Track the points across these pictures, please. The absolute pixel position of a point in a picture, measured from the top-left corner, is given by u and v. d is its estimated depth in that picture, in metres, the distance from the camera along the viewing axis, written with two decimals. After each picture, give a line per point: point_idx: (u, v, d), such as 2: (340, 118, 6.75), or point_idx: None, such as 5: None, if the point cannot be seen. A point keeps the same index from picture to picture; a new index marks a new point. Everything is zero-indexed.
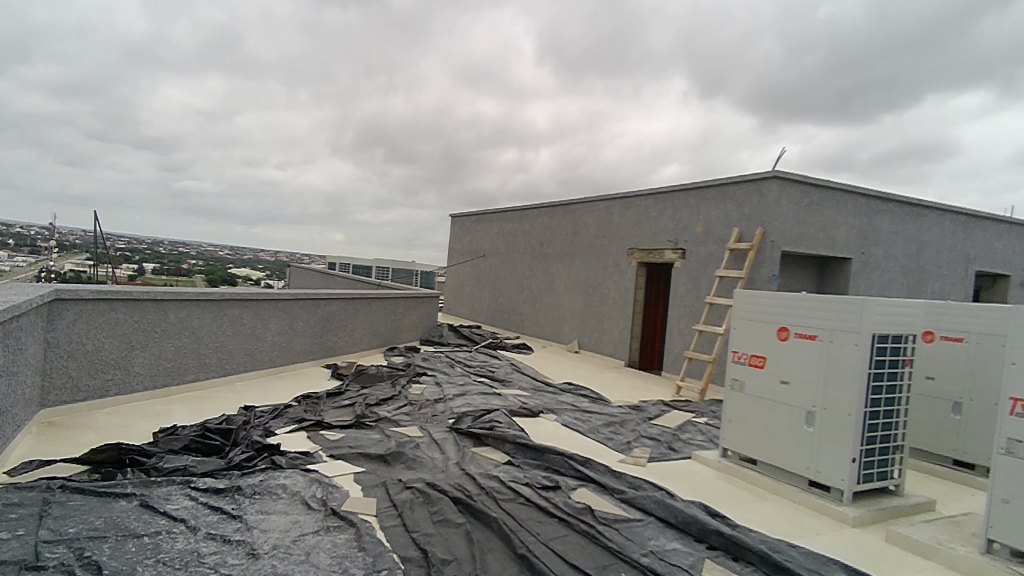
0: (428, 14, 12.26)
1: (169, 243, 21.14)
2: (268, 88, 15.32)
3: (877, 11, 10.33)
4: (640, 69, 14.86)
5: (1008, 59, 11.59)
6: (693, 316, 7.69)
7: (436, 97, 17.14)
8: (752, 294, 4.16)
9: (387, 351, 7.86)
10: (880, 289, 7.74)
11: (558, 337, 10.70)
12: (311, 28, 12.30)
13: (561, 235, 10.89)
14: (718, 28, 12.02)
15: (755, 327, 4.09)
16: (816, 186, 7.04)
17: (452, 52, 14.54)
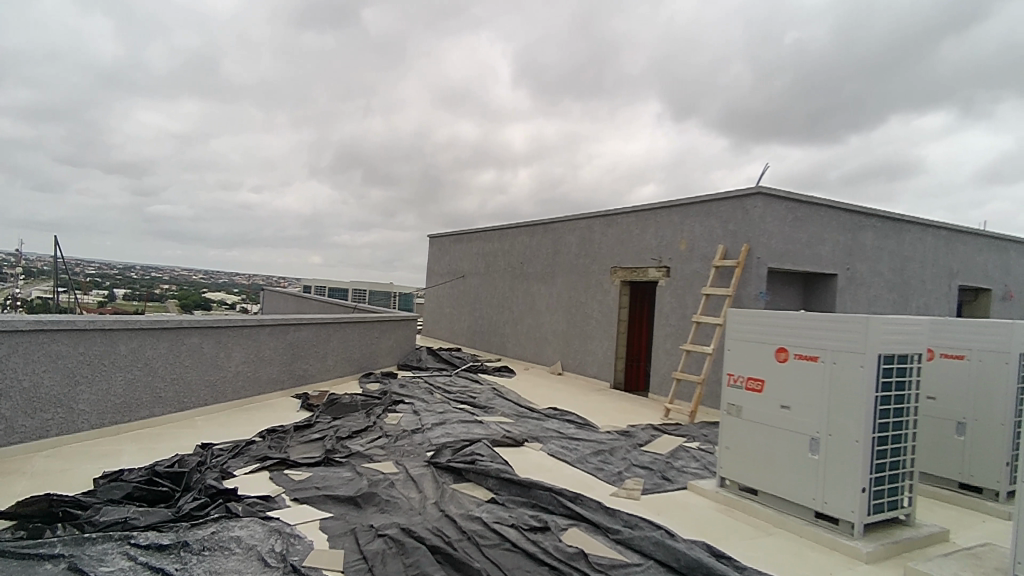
0: (405, 39, 12.29)
1: (140, 268, 20.57)
2: (243, 113, 15.13)
3: (842, 37, 10.67)
4: (616, 95, 15.03)
5: (969, 80, 12.00)
6: (680, 335, 7.47)
7: (414, 119, 17.07)
8: (746, 312, 3.95)
9: (362, 378, 7.49)
10: (866, 305, 7.63)
11: (540, 358, 10.42)
12: (289, 54, 12.22)
13: (541, 254, 10.67)
14: (695, 52, 12.21)
15: (751, 348, 3.87)
16: (800, 201, 6.92)
17: (429, 78, 14.52)
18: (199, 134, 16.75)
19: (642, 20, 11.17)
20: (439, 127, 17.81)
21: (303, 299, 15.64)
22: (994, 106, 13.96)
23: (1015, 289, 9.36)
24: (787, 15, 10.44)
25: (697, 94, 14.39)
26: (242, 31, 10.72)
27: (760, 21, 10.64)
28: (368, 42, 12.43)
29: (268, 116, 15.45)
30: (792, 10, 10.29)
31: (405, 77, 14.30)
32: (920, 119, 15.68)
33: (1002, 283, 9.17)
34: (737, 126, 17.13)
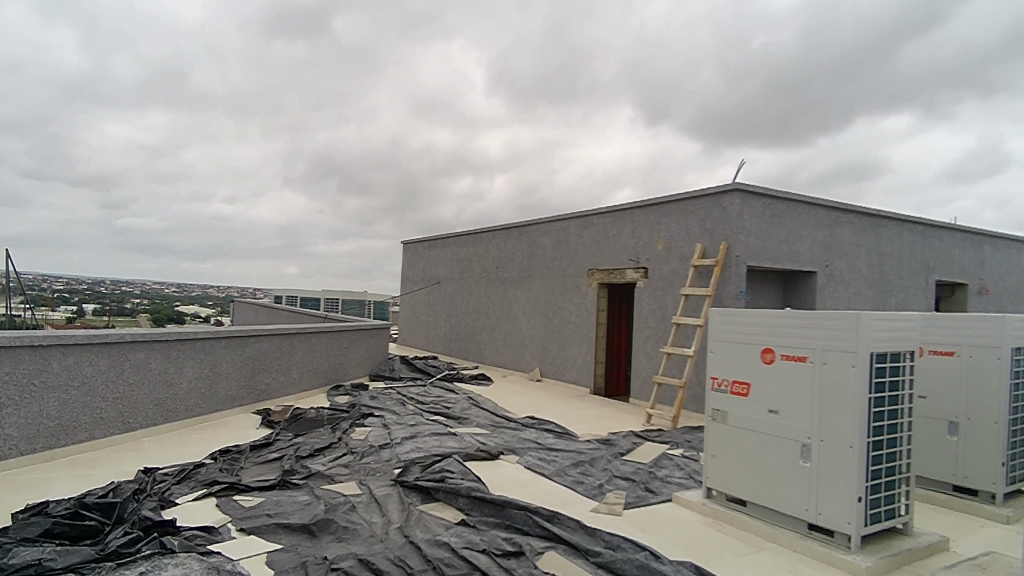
0: (376, 48, 12.14)
1: (110, 281, 20.02)
2: (213, 123, 14.76)
3: (808, 42, 10.84)
4: (591, 101, 14.94)
5: (930, 80, 12.37)
6: (659, 338, 7.26)
7: (389, 127, 16.82)
8: (728, 311, 3.72)
9: (331, 390, 7.14)
10: (846, 302, 7.51)
11: (518, 365, 10.15)
12: (260, 65, 11.98)
13: (517, 258, 10.42)
14: (668, 60, 12.27)
15: (734, 349, 3.65)
16: (777, 198, 6.77)
17: (404, 86, 14.34)
18: (168, 145, 16.36)
19: (614, 28, 11.17)
20: (413, 135, 17.61)
21: (274, 309, 15.18)
22: (957, 107, 14.25)
23: (990, 284, 9.36)
24: (756, 21, 10.52)
25: (671, 99, 14.45)
26: (211, 39, 10.47)
27: (730, 28, 10.72)
28: (339, 50, 12.17)
29: (238, 125, 15.11)
30: (761, 15, 10.35)
31: (378, 86, 14.12)
32: (887, 120, 15.92)
33: (978, 278, 9.16)
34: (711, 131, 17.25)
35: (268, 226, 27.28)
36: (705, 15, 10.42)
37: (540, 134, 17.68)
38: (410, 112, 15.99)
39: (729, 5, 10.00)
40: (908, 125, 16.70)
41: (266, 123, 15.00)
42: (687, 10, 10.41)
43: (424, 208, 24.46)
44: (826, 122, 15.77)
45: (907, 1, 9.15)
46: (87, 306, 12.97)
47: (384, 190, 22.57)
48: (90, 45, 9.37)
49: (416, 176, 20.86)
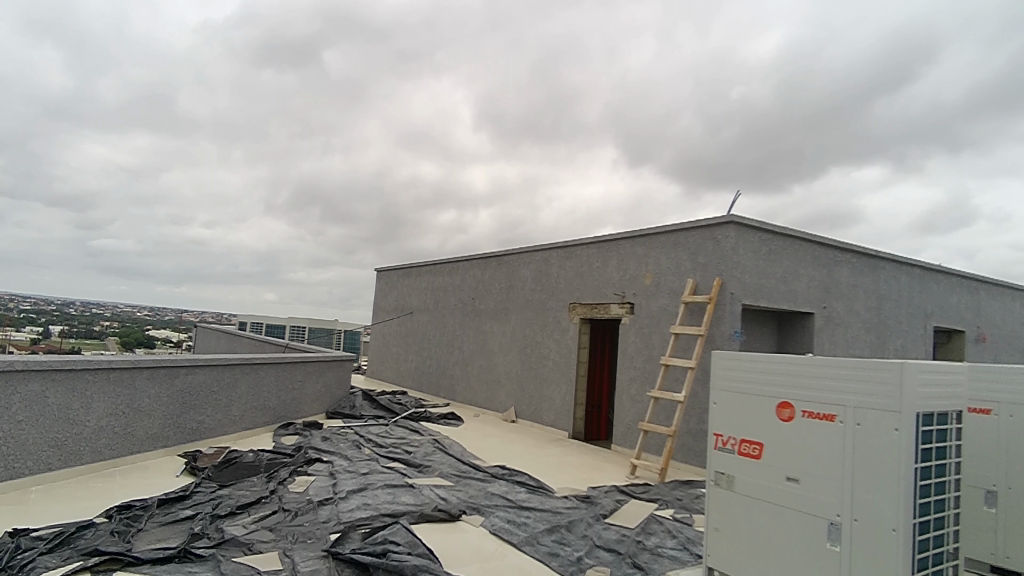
0: (365, 76, 12.31)
1: (80, 303, 19.41)
2: (197, 149, 14.41)
3: (783, 92, 11.26)
4: (575, 141, 14.55)
5: (899, 134, 12.99)
6: (646, 380, 6.66)
7: (375, 159, 16.45)
8: (734, 356, 3.15)
9: (276, 431, 6.37)
10: (845, 347, 7.01)
11: (491, 404, 9.43)
12: (248, 92, 11.82)
13: (494, 290, 9.82)
14: (652, 108, 12.51)
15: (743, 402, 3.06)
16: (774, 232, 6.31)
17: (390, 117, 14.14)
18: (147, 169, 16.01)
19: (600, 71, 11.37)
20: (398, 169, 17.28)
21: (235, 336, 14.35)
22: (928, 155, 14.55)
23: (987, 332, 8.99)
24: (735, 72, 10.85)
25: (654, 143, 14.54)
26: (198, 64, 10.51)
27: (708, 76, 11.06)
28: (327, 79, 12.20)
29: (221, 152, 14.80)
30: (740, 65, 10.67)
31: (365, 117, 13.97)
32: (865, 168, 16.16)
33: (975, 326, 8.78)
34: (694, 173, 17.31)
35: (244, 252, 26.59)
36: (684, 61, 10.82)
37: (525, 172, 17.47)
38: (394, 145, 15.75)
39: (708, 52, 10.34)
40: (879, 176, 17.01)
41: (250, 150, 14.72)
42: (668, 57, 10.81)
43: (405, 241, 23.91)
44: (806, 168, 15.90)
45: (879, 51, 9.55)
46: (54, 328, 12.50)
47: (365, 222, 22.06)
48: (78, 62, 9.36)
49: (398, 208, 20.45)
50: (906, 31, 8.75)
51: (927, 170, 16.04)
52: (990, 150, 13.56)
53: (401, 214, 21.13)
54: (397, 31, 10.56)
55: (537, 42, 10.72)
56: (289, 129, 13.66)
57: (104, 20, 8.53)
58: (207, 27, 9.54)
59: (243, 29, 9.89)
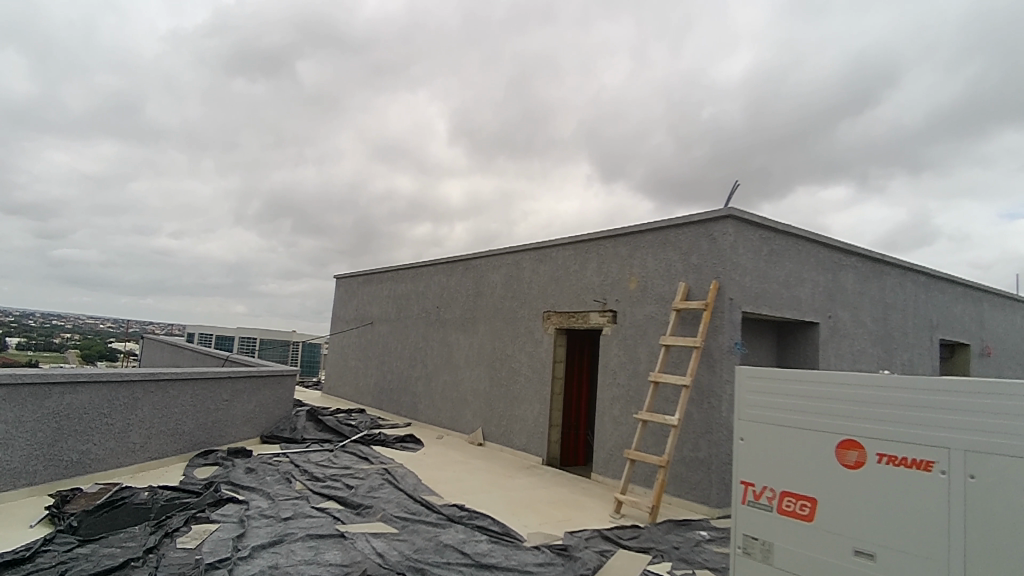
0: (342, 88, 11.57)
1: (34, 315, 18.33)
2: (169, 159, 13.58)
3: (752, 112, 11.20)
4: (548, 157, 13.82)
5: (863, 158, 13.22)
6: (631, 399, 5.78)
7: (349, 172, 15.48)
8: (769, 375, 2.34)
9: (190, 461, 5.35)
10: (852, 362, 6.25)
11: (456, 424, 8.45)
12: (217, 101, 10.96)
13: (460, 297, 8.89)
14: (625, 127, 12.19)
15: (784, 440, 2.22)
16: (776, 231, 5.50)
17: (366, 129, 13.32)
18: (113, 178, 15.21)
19: (575, 92, 10.89)
20: (371, 183, 16.50)
21: (179, 349, 13.17)
22: (886, 181, 14.86)
23: (991, 345, 8.40)
24: (703, 91, 10.76)
25: (627, 161, 14.15)
26: (168, 74, 9.78)
27: (679, 96, 11.02)
28: (302, 91, 11.37)
29: (188, 162, 13.99)
30: (708, 87, 10.60)
31: (336, 130, 13.26)
32: (838, 185, 15.94)
33: (980, 339, 8.18)
34: (670, 187, 16.90)
35: (207, 265, 25.39)
36: (662, 81, 10.55)
37: (500, 187, 16.72)
38: (367, 159, 14.94)
39: (679, 72, 10.16)
40: (846, 197, 16.87)
41: (219, 161, 13.92)
42: (644, 77, 10.50)
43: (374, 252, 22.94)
44: (781, 183, 15.65)
45: (845, 79, 9.60)
46: None
47: (332, 235, 21.11)
48: (44, 71, 8.81)
49: (367, 219, 19.57)
50: (869, 58, 8.71)
51: (891, 195, 16.03)
52: (956, 171, 13.55)
53: (370, 227, 20.24)
54: (371, 46, 10.08)
55: (512, 63, 10.29)
56: (260, 140, 12.92)
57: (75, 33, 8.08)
58: (178, 34, 8.87)
59: (215, 40, 9.31)
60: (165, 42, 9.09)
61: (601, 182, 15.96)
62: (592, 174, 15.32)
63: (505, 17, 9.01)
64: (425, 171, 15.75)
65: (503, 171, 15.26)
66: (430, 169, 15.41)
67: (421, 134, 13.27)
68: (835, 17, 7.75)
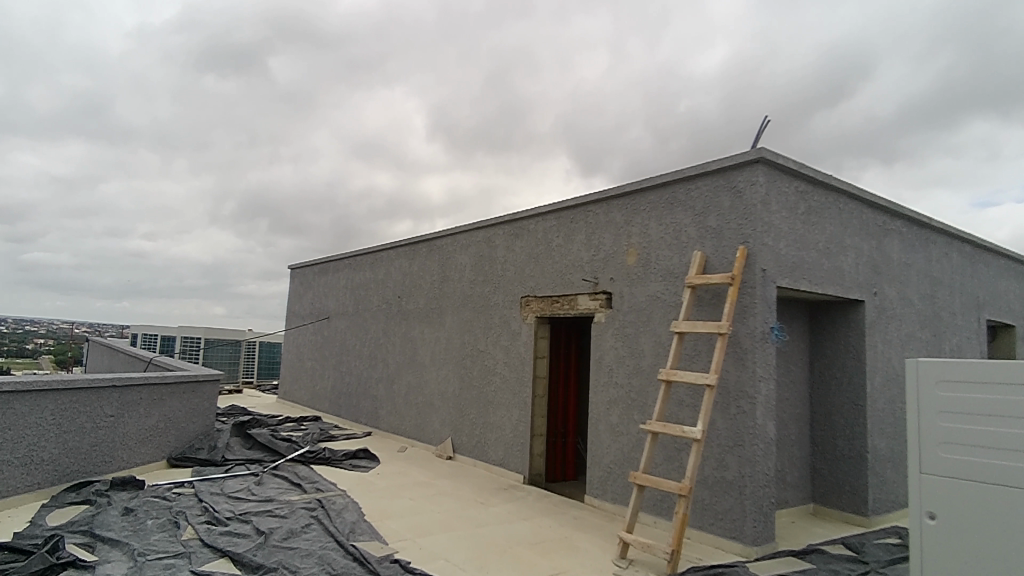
0: (319, 87, 10.26)
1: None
2: (138, 156, 12.42)
3: (728, 106, 10.09)
4: (526, 152, 12.50)
5: (845, 148, 12.29)
6: (634, 403, 4.55)
7: (328, 170, 14.12)
8: (957, 402, 1.91)
9: (51, 499, 4.01)
10: (900, 349, 5.12)
11: (422, 434, 7.17)
12: (190, 97, 9.87)
13: (424, 283, 7.58)
14: (601, 121, 11.03)
15: (1010, 501, 1.76)
16: (814, 183, 4.30)
17: (345, 128, 12.00)
18: (84, 176, 14.10)
19: (552, 85, 9.67)
20: (350, 181, 15.14)
21: (116, 353, 11.71)
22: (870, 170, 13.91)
23: None
24: (681, 83, 9.68)
25: (607, 154, 12.97)
26: (136, 70, 8.84)
27: (655, 89, 9.89)
28: (275, 89, 10.15)
29: (160, 162, 12.85)
30: (685, 79, 9.56)
31: (312, 129, 11.91)
32: None
33: None
34: None
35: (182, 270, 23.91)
36: (639, 75, 9.41)
37: (479, 185, 15.36)
38: (344, 158, 13.63)
39: (657, 64, 9.06)
40: None
41: (194, 160, 12.77)
42: (621, 73, 9.38)
43: None
44: None
45: (826, 69, 8.60)
46: None
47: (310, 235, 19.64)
48: (6, 70, 7.87)
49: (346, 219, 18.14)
50: (847, 46, 7.70)
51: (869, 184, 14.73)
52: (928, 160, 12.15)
53: (347, 227, 18.82)
54: (347, 43, 8.86)
55: (488, 58, 9.06)
56: (232, 138, 11.69)
57: (37, 28, 7.14)
58: (144, 30, 7.92)
59: (184, 36, 8.32)
60: (129, 37, 8.08)
61: (582, 174, 14.74)
62: (571, 168, 14.04)
63: (482, 11, 7.81)
64: (403, 168, 14.41)
65: (480, 169, 13.97)
66: (407, 165, 14.08)
67: (394, 130, 12.00)
68: (809, 6, 6.66)
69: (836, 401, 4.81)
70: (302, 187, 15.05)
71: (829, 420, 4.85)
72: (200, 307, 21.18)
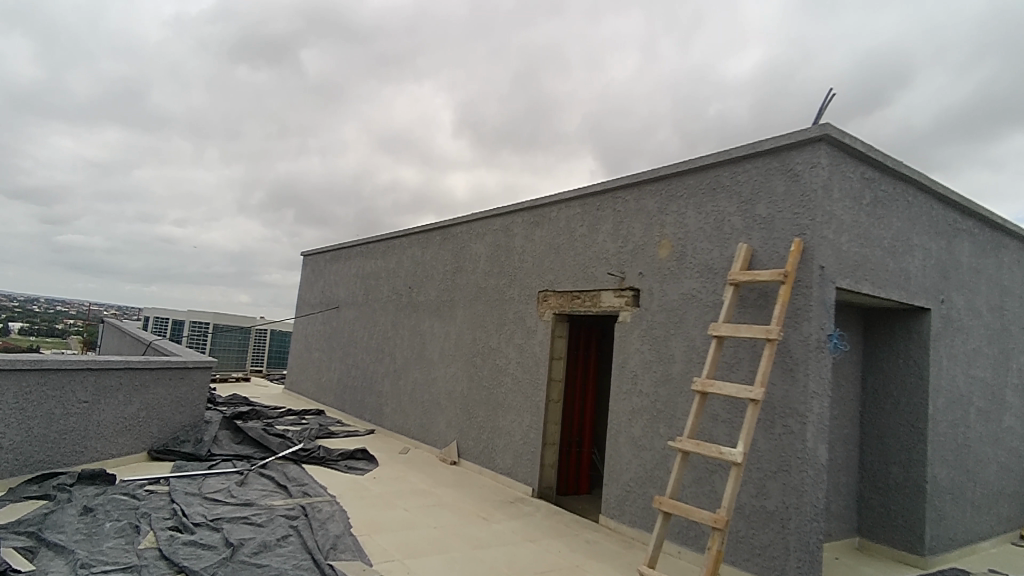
0: (348, 75, 9.90)
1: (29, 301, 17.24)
2: (171, 143, 12.31)
3: (761, 114, 9.43)
4: (552, 151, 11.95)
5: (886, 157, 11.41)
6: (661, 414, 4.01)
7: (354, 163, 13.77)
8: None
9: (8, 491, 3.62)
10: (967, 366, 4.48)
11: (427, 435, 6.70)
12: (224, 86, 9.58)
13: (436, 274, 7.11)
14: (630, 122, 10.44)
15: None
16: (882, 170, 3.71)
17: (372, 121, 11.61)
18: (118, 163, 14.10)
19: (579, 86, 9.16)
20: (376, 175, 14.77)
21: (125, 336, 11.49)
22: None
23: None
24: (711, 88, 9.01)
25: (632, 157, 12.31)
26: (173, 60, 8.57)
27: (685, 93, 9.24)
28: (307, 81, 9.80)
29: (192, 148, 12.73)
30: (714, 84, 8.89)
31: (341, 121, 11.58)
32: None
33: None
34: None
35: (211, 259, 23.93)
36: (668, 79, 8.87)
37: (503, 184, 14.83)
38: (371, 151, 13.28)
39: (685, 69, 8.48)
40: None
41: (225, 149, 12.57)
42: (651, 75, 8.81)
43: None
44: None
45: (865, 79, 7.93)
46: None
47: (334, 228, 19.39)
48: (50, 57, 7.71)
49: (371, 212, 17.81)
50: (885, 56, 7.02)
51: None
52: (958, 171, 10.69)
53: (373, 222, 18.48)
54: (376, 35, 8.44)
55: (518, 58, 8.60)
56: (263, 130, 11.35)
57: (82, 19, 6.88)
58: (181, 18, 7.55)
59: (220, 26, 7.97)
60: (166, 27, 7.73)
61: None
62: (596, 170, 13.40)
63: (514, 8, 7.35)
64: (430, 164, 13.98)
65: (507, 167, 13.46)
66: (432, 161, 13.64)
67: (422, 125, 11.57)
68: (846, 13, 6.02)
69: (891, 422, 4.20)
70: (329, 179, 14.77)
71: (882, 442, 4.24)
72: (225, 295, 21.13)
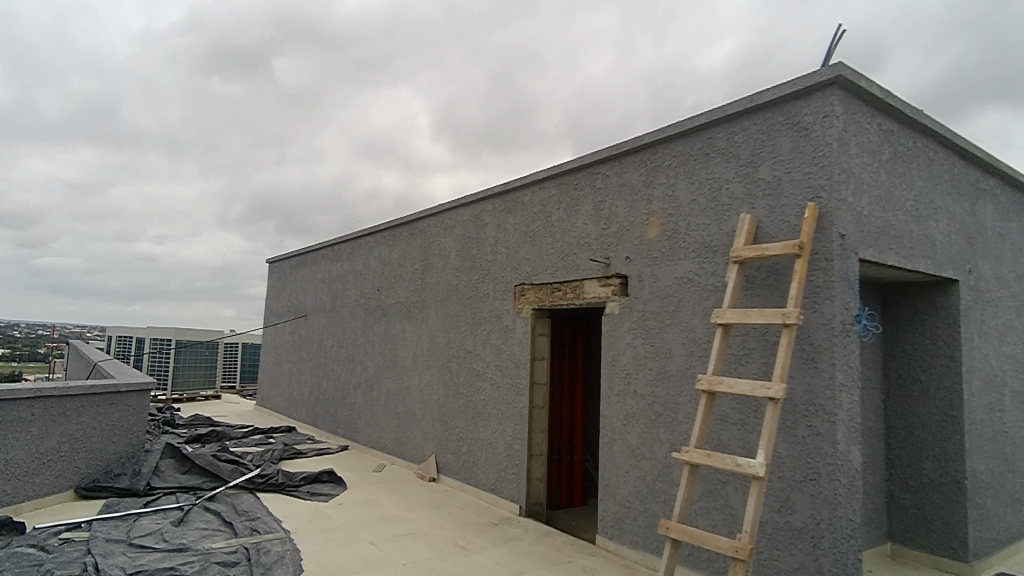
0: (326, 88, 9.19)
1: None
2: (145, 158, 11.68)
3: None
4: (533, 149, 11.40)
5: None
6: (660, 417, 3.47)
7: (332, 172, 13.13)
8: None
9: None
10: (998, 343, 4.00)
11: (404, 449, 6.11)
12: (199, 100, 8.90)
13: (405, 273, 6.52)
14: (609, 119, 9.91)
15: None
16: (899, 121, 3.20)
17: (351, 129, 10.94)
18: None
19: (556, 84, 8.60)
20: (357, 182, 14.12)
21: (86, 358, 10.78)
22: None
23: None
24: (688, 79, 8.54)
25: None
26: (141, 73, 7.92)
27: (663, 85, 8.72)
28: (284, 92, 9.11)
29: (169, 165, 12.11)
30: (692, 73, 8.40)
31: (318, 131, 10.87)
32: None
33: None
34: None
35: None
36: (647, 71, 8.34)
37: None
38: (354, 157, 12.61)
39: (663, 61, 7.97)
40: None
41: (202, 163, 11.91)
42: (627, 69, 8.28)
43: None
44: None
45: None
46: None
47: None
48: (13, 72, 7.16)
49: None
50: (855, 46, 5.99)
51: None
52: None
53: None
54: (352, 42, 7.83)
55: (495, 57, 8.04)
56: (238, 141, 10.69)
57: (45, 33, 6.34)
58: (148, 32, 6.97)
59: (190, 39, 7.40)
60: (136, 42, 7.17)
61: None
62: None
63: (489, 10, 6.74)
64: (410, 168, 13.37)
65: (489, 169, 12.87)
66: (412, 164, 13.01)
67: (402, 130, 10.91)
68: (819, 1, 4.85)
69: (920, 411, 3.69)
70: (310, 189, 14.10)
71: (911, 435, 3.73)
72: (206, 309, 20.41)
